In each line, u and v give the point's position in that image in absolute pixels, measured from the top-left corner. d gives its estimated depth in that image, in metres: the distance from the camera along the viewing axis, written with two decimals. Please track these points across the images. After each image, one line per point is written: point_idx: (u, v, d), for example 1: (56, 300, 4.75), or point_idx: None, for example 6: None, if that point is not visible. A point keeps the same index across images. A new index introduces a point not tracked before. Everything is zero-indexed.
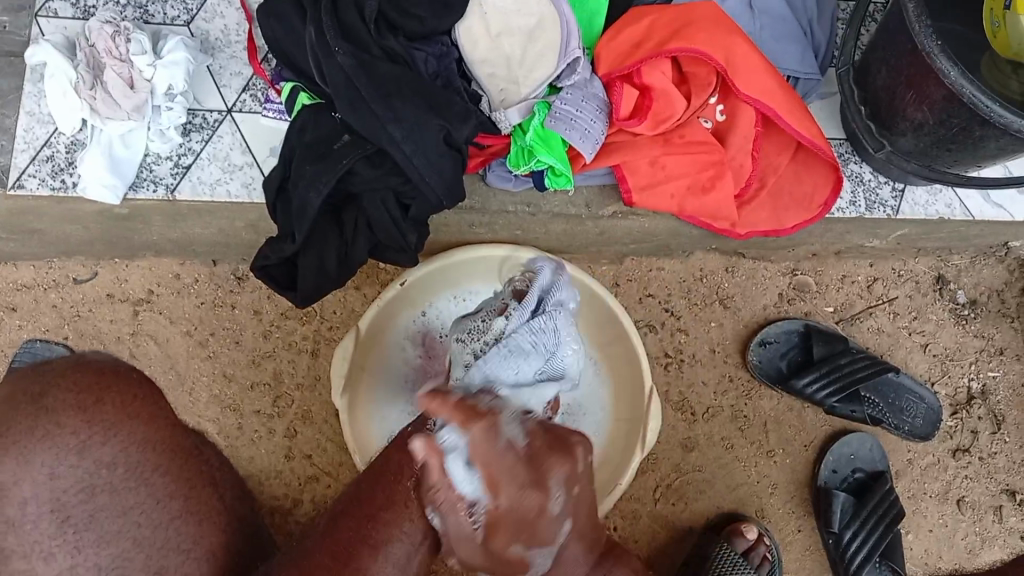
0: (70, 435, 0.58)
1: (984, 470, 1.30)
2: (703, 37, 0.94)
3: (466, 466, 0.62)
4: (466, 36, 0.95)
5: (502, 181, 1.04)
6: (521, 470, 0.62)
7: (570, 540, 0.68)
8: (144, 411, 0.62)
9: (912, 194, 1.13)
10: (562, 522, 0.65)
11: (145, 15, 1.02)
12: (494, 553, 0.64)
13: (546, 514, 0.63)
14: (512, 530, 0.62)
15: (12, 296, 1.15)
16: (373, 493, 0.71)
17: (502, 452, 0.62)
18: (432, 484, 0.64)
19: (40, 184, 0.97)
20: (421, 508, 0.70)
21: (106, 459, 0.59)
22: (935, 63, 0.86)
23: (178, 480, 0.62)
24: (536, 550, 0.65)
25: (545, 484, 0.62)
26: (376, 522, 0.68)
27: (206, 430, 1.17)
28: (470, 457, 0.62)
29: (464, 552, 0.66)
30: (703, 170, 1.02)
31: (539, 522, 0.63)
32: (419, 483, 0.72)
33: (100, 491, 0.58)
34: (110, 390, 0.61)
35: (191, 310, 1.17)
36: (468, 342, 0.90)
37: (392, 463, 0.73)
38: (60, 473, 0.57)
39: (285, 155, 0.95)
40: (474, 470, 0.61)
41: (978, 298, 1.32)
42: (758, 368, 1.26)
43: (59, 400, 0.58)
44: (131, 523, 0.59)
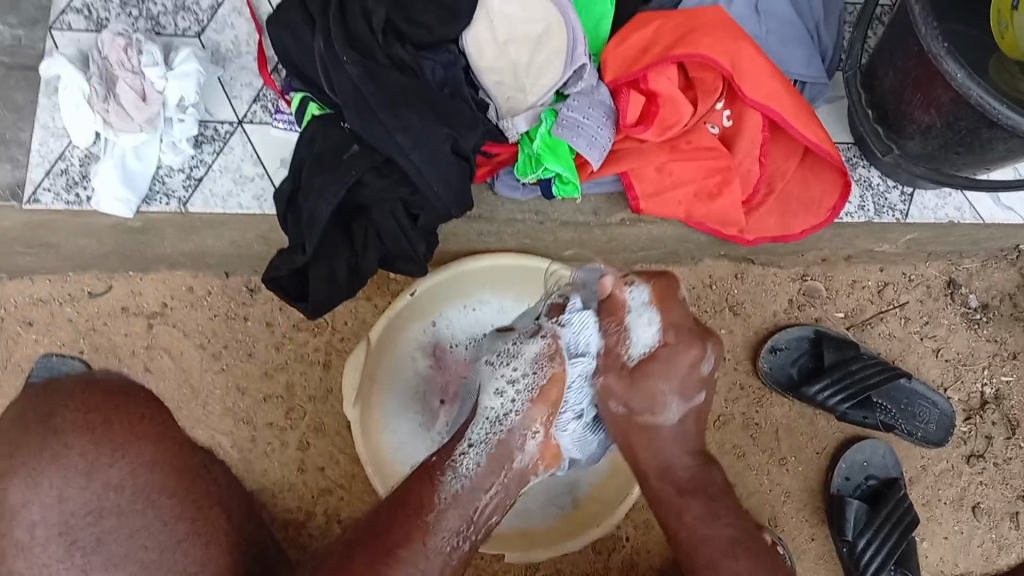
0: (77, 456, 0.64)
1: (1000, 476, 1.29)
2: (709, 43, 0.95)
3: (649, 313, 0.83)
4: (475, 48, 0.96)
5: (510, 190, 1.04)
6: (684, 326, 0.84)
7: (691, 414, 0.88)
8: (152, 430, 0.68)
9: (920, 198, 1.13)
10: (699, 388, 0.86)
11: (156, 27, 1.04)
12: (642, 386, 0.83)
13: (697, 368, 0.84)
14: (665, 366, 0.83)
15: (29, 310, 1.16)
16: (388, 527, 0.82)
17: (678, 308, 0.84)
18: (617, 315, 0.83)
19: (55, 198, 0.99)
20: (435, 541, 0.83)
21: (114, 481, 0.65)
22: (942, 65, 0.86)
23: (184, 502, 0.67)
24: (673, 398, 0.85)
25: (703, 343, 0.84)
26: (393, 557, 0.80)
27: (219, 442, 1.17)
28: (651, 302, 0.83)
29: (611, 388, 0.84)
30: (709, 176, 1.02)
31: (688, 373, 0.84)
32: (438, 516, 0.83)
33: (108, 514, 0.64)
34: (118, 411, 0.67)
35: (204, 322, 1.18)
36: (497, 366, 0.88)
37: (414, 497, 0.84)
38: (68, 496, 0.64)
39: (295, 166, 0.96)
40: (655, 318, 0.83)
41: (990, 302, 1.31)
42: (770, 373, 1.25)
43: (67, 421, 0.65)
44: (139, 545, 0.64)
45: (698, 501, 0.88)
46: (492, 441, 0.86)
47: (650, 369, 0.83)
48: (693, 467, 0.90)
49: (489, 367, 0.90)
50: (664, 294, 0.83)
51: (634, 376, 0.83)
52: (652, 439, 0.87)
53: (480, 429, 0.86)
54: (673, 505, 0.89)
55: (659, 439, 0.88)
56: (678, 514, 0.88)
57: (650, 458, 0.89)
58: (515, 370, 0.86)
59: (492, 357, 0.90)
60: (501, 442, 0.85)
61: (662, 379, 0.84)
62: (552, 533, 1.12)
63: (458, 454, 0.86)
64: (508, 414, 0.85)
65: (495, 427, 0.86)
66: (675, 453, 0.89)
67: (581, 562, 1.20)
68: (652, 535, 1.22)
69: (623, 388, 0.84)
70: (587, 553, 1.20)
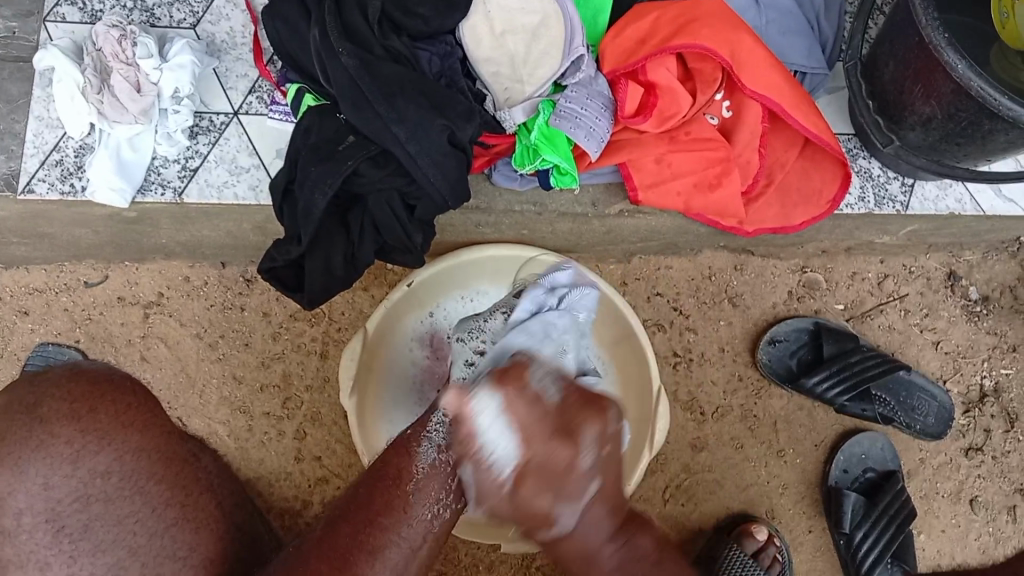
0: (64, 444, 0.61)
1: (998, 469, 1.29)
2: (708, 33, 0.94)
3: (499, 423, 0.65)
4: (470, 34, 0.95)
5: (507, 180, 1.04)
6: (545, 425, 0.64)
7: (598, 506, 0.66)
8: (139, 419, 0.65)
9: (921, 190, 1.12)
10: (594, 476, 0.65)
11: (152, 19, 1.03)
12: (521, 505, 0.64)
13: (578, 466, 0.64)
14: (540, 482, 0.63)
15: (25, 299, 1.16)
16: (369, 498, 0.74)
17: (532, 409, 0.65)
18: (468, 439, 0.67)
19: (49, 188, 0.98)
20: (417, 511, 0.74)
21: (101, 468, 0.62)
22: (943, 56, 0.85)
23: (173, 486, 0.65)
24: (564, 505, 0.64)
25: (577, 435, 0.64)
26: (375, 526, 0.71)
27: (215, 432, 1.17)
28: (502, 412, 0.66)
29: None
30: (709, 167, 1.01)
31: (569, 476, 0.63)
32: (418, 486, 0.76)
33: (95, 501, 0.61)
34: (104, 400, 0.64)
35: (201, 312, 1.18)
36: (468, 340, 0.94)
37: (392, 469, 0.77)
38: (53, 483, 0.60)
39: (291, 156, 0.95)
40: (507, 424, 0.65)
41: (991, 294, 1.31)
42: (768, 365, 1.25)
43: (53, 410, 0.62)
44: (127, 532, 0.61)
45: None
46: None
47: (526, 491, 0.64)
48: (623, 552, 0.69)
49: (459, 345, 0.95)
50: (519, 373, 0.69)
51: (516, 503, 0.65)
52: (569, 549, 0.67)
53: (456, 405, 0.84)
54: None
55: (578, 547, 0.67)
56: None
57: (576, 554, 0.67)
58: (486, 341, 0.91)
59: (460, 336, 0.95)
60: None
61: (549, 497, 0.64)
62: None
63: (434, 424, 0.81)
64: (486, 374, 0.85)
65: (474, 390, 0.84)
66: (598, 545, 0.67)
67: None
68: None
69: (509, 510, 0.66)
70: None
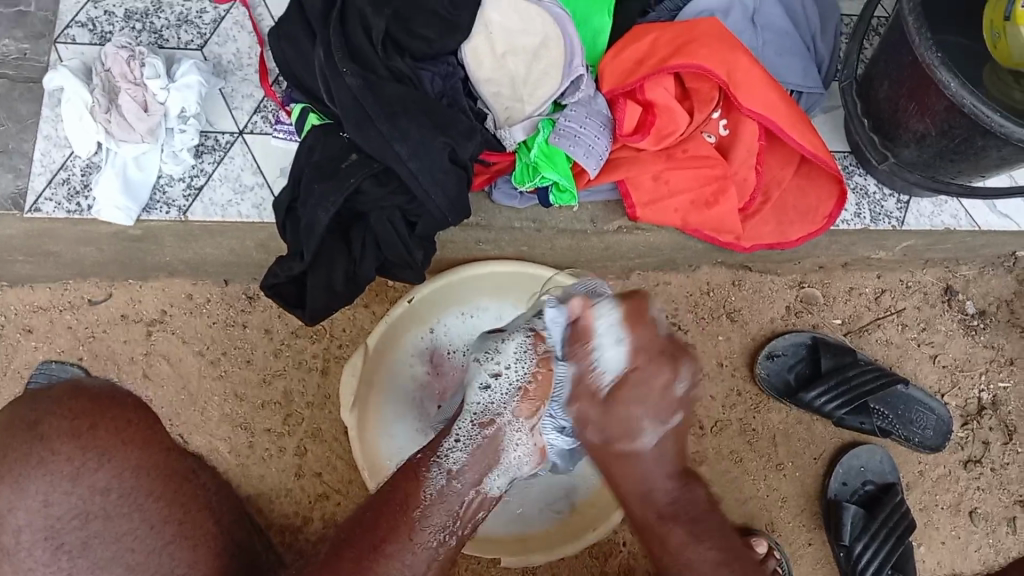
0: (64, 461, 0.61)
1: (997, 481, 1.29)
2: (705, 52, 0.95)
3: (615, 329, 0.77)
4: (472, 56, 0.97)
5: (508, 198, 1.05)
6: (652, 346, 0.77)
7: (671, 437, 0.79)
8: (139, 435, 0.65)
9: (916, 206, 1.13)
10: (676, 412, 0.78)
11: (159, 40, 1.04)
12: (616, 412, 0.76)
13: (672, 389, 0.77)
14: (635, 394, 0.76)
15: (29, 317, 1.16)
16: (375, 523, 0.76)
17: (648, 328, 0.77)
18: (584, 339, 0.78)
19: (56, 207, 0.99)
20: (422, 537, 0.76)
21: (100, 485, 0.62)
22: (935, 75, 0.87)
23: (172, 504, 0.65)
24: (648, 424, 0.77)
25: (676, 365, 0.77)
26: (380, 553, 0.73)
27: (216, 449, 1.18)
28: (619, 322, 0.77)
29: (588, 415, 0.78)
30: (706, 184, 1.03)
31: (662, 395, 0.77)
32: (424, 512, 0.77)
33: (95, 518, 0.62)
34: (105, 417, 0.64)
35: (203, 329, 1.19)
36: (483, 363, 0.89)
37: (399, 493, 0.79)
38: (54, 500, 0.61)
39: (293, 175, 0.96)
40: (622, 335, 0.77)
41: (987, 308, 1.32)
42: (767, 380, 1.26)
43: (53, 427, 0.61)
44: (125, 548, 0.62)
45: (679, 525, 0.79)
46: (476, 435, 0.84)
47: (624, 396, 0.76)
48: (679, 492, 0.80)
49: (476, 365, 0.90)
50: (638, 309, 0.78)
51: (606, 406, 0.77)
52: (633, 467, 0.79)
53: (466, 424, 0.85)
54: (655, 532, 0.79)
55: (641, 467, 0.79)
56: (661, 540, 0.79)
57: (631, 477, 0.79)
58: (498, 365, 0.87)
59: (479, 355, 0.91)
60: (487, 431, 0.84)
61: (635, 406, 0.76)
62: (545, 537, 1.13)
63: (445, 447, 0.82)
64: (495, 401, 0.85)
65: (481, 415, 0.85)
66: (658, 475, 0.79)
67: (578, 567, 1.21)
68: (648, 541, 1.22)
69: (597, 414, 0.77)
70: (582, 558, 1.21)
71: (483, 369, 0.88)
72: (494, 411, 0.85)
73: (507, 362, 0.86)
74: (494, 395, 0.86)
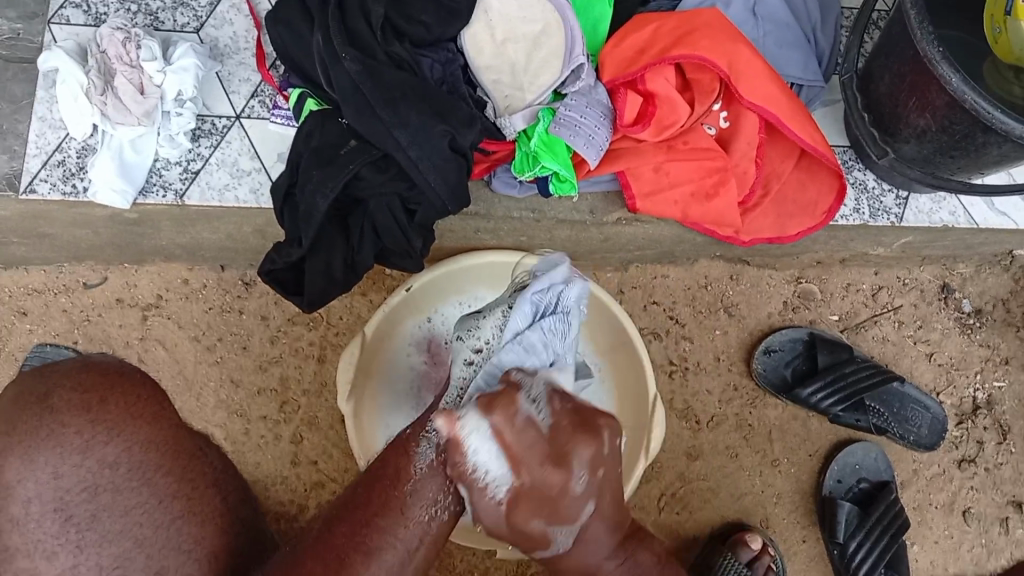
0: (74, 434, 0.58)
1: (990, 481, 1.30)
2: (706, 44, 0.95)
3: (491, 445, 0.66)
4: (471, 43, 0.97)
5: (507, 187, 1.05)
6: (541, 448, 0.66)
7: (591, 525, 0.71)
8: (147, 412, 0.63)
9: (915, 202, 1.13)
10: (588, 504, 0.69)
11: (155, 22, 1.04)
12: (518, 527, 0.68)
13: (572, 491, 0.66)
14: (535, 509, 0.67)
15: (24, 300, 1.16)
16: (367, 500, 0.74)
17: (526, 431, 0.66)
18: (458, 461, 0.67)
19: (51, 189, 0.99)
20: (414, 512, 0.73)
21: (110, 458, 0.60)
22: (937, 69, 0.87)
23: (181, 480, 0.63)
24: (559, 529, 0.69)
25: (567, 463, 0.66)
26: (373, 528, 0.71)
27: (211, 434, 1.17)
28: (493, 438, 0.67)
29: (495, 530, 0.70)
30: (707, 177, 1.03)
31: (562, 500, 0.67)
32: (415, 486, 0.75)
33: (103, 491, 0.59)
34: (114, 391, 0.62)
35: (199, 315, 1.18)
36: (467, 340, 0.89)
37: (390, 468, 0.77)
38: (63, 472, 0.58)
39: (292, 160, 0.96)
40: (500, 448, 0.66)
41: (983, 307, 1.32)
42: (763, 375, 1.26)
43: (64, 400, 0.59)
44: (134, 522, 0.59)
45: None
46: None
47: (521, 512, 0.67)
48: (623, 563, 0.77)
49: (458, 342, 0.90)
50: (505, 423, 0.67)
51: (509, 522, 0.68)
52: (566, 562, 0.73)
53: (452, 396, 0.83)
54: None
55: (576, 560, 0.73)
56: None
57: (571, 567, 0.73)
58: (481, 343, 0.87)
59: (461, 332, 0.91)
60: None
61: (533, 518, 0.67)
62: None
63: (435, 420, 0.81)
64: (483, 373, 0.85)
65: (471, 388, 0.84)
66: (597, 560, 0.74)
67: None
68: None
69: (503, 531, 0.69)
70: None
71: (466, 346, 0.88)
72: None
73: (490, 337, 0.87)
74: (482, 370, 0.85)
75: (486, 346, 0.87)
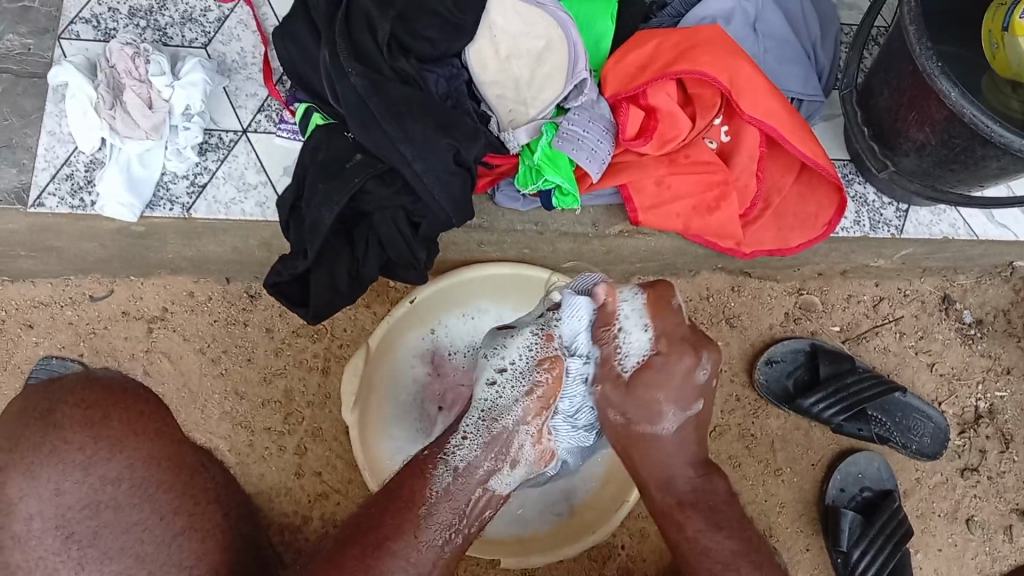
0: (77, 451, 0.60)
1: (993, 490, 1.30)
2: (707, 59, 0.96)
3: (639, 316, 0.81)
4: (476, 59, 0.98)
5: (510, 201, 1.06)
6: (675, 331, 0.81)
7: (690, 422, 0.84)
8: (151, 428, 0.64)
9: (915, 215, 1.14)
10: (695, 399, 0.83)
11: (164, 37, 1.05)
12: (639, 397, 0.81)
13: (694, 375, 0.81)
14: (659, 379, 0.80)
15: (30, 313, 1.17)
16: (381, 519, 0.80)
17: (671, 316, 0.81)
18: (607, 323, 0.82)
19: (59, 203, 1.00)
20: (426, 536, 0.80)
21: (111, 475, 0.61)
22: (936, 84, 0.88)
23: (183, 496, 0.64)
24: (671, 407, 0.82)
25: (698, 350, 0.81)
26: (383, 550, 0.77)
27: (216, 446, 1.18)
28: (643, 311, 0.82)
29: (610, 399, 0.83)
30: (708, 190, 1.04)
31: (684, 380, 0.81)
32: (429, 509, 0.81)
33: (105, 508, 0.61)
34: (118, 406, 0.64)
35: (204, 327, 1.19)
36: (491, 357, 0.88)
37: (404, 490, 0.82)
38: (66, 488, 0.60)
39: (298, 174, 0.97)
40: (647, 323, 0.81)
41: (984, 318, 1.33)
42: (765, 385, 1.26)
43: (67, 416, 0.61)
44: (135, 539, 0.61)
45: (699, 513, 0.84)
46: (486, 432, 0.85)
47: (645, 380, 0.80)
48: (700, 481, 0.86)
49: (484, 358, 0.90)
50: (658, 301, 0.81)
51: (629, 387, 0.82)
52: (653, 449, 0.85)
53: (472, 420, 0.86)
54: (674, 517, 0.85)
55: (661, 449, 0.85)
56: (680, 525, 0.85)
57: (656, 463, 0.85)
58: (505, 363, 0.86)
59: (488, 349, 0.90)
60: (496, 431, 0.85)
61: (657, 390, 0.81)
62: (546, 543, 1.13)
63: (451, 445, 0.85)
64: (502, 398, 0.86)
65: (488, 411, 0.86)
66: (679, 463, 0.85)
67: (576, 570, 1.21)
68: (647, 544, 1.22)
69: (620, 397, 0.82)
70: (580, 561, 1.21)
71: (489, 363, 0.88)
72: (501, 410, 0.85)
73: (512, 358, 0.86)
74: (504, 393, 0.86)
75: (512, 368, 0.86)
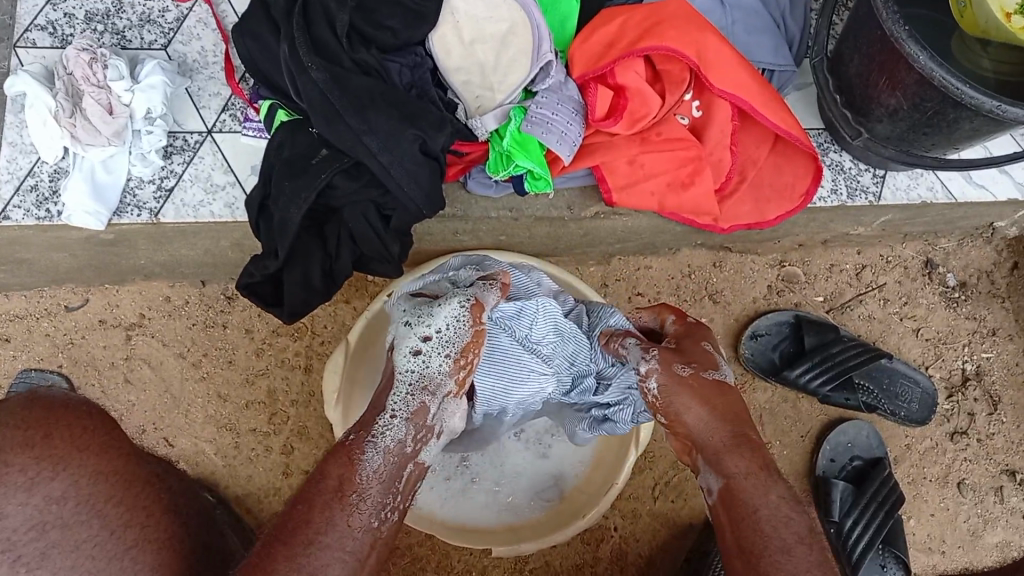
0: (18, 472, 0.60)
1: (983, 452, 1.30)
2: (673, 34, 0.95)
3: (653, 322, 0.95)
4: (440, 45, 0.96)
5: (483, 187, 1.04)
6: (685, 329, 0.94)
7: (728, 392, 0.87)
8: (93, 442, 0.66)
9: (892, 180, 1.13)
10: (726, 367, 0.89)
11: (123, 41, 1.03)
12: (691, 345, 0.87)
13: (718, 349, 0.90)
14: (694, 340, 0.88)
15: (5, 327, 1.15)
16: (308, 514, 0.72)
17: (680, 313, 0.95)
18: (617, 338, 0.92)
19: (25, 215, 0.98)
20: (360, 521, 0.73)
21: (56, 494, 0.61)
22: (904, 48, 0.87)
23: (133, 509, 0.65)
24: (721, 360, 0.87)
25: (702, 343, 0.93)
26: (313, 545, 0.69)
27: (202, 450, 1.17)
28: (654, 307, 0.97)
29: (668, 359, 0.85)
30: (681, 166, 1.02)
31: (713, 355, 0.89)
32: (360, 495, 0.75)
33: (52, 528, 0.60)
34: (59, 424, 0.64)
35: (183, 331, 1.18)
36: (414, 325, 0.87)
37: (332, 480, 0.75)
38: (8, 512, 0.59)
39: (264, 173, 0.95)
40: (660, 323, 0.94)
41: (967, 280, 1.32)
42: (751, 359, 1.26)
43: (6, 438, 0.61)
44: (85, 556, 0.60)
45: (781, 481, 0.78)
46: (411, 407, 0.83)
47: (689, 341, 0.88)
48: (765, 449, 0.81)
49: (405, 326, 0.88)
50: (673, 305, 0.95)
51: (680, 348, 0.87)
52: (725, 397, 0.83)
53: (402, 393, 0.83)
54: (760, 482, 0.77)
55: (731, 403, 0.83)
56: (765, 490, 0.77)
57: (729, 417, 0.82)
58: (429, 330, 0.86)
59: (405, 316, 0.89)
60: (423, 404, 0.83)
61: (703, 342, 0.87)
62: (535, 526, 1.12)
63: (380, 425, 0.80)
64: (429, 370, 0.85)
65: (416, 383, 0.84)
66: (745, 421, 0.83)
67: (570, 553, 1.20)
68: (640, 524, 1.22)
69: (677, 355, 0.85)
70: (574, 544, 1.20)
71: (413, 332, 0.86)
72: (432, 380, 0.84)
73: (438, 325, 0.86)
74: (430, 362, 0.85)
75: (439, 336, 0.85)
